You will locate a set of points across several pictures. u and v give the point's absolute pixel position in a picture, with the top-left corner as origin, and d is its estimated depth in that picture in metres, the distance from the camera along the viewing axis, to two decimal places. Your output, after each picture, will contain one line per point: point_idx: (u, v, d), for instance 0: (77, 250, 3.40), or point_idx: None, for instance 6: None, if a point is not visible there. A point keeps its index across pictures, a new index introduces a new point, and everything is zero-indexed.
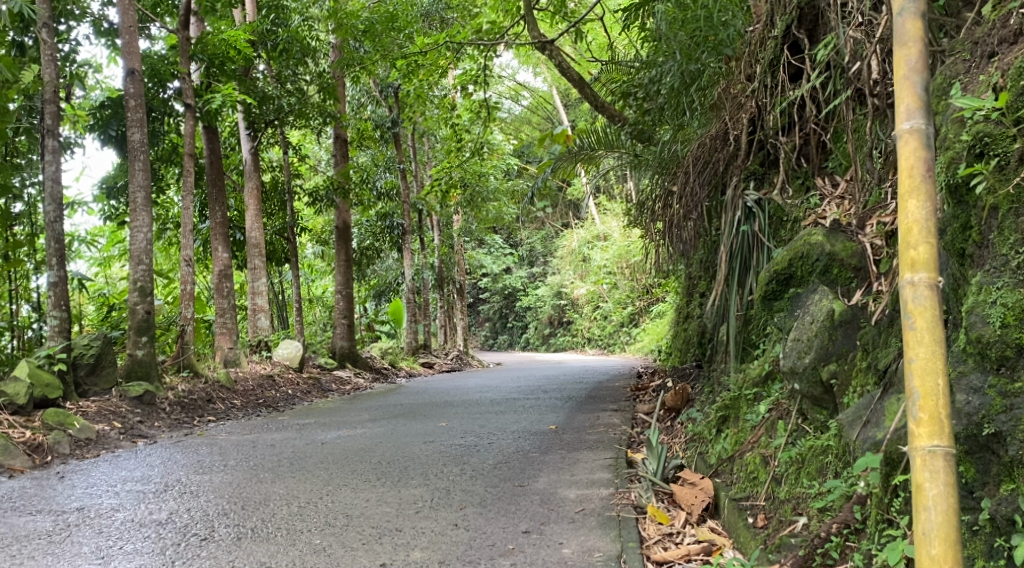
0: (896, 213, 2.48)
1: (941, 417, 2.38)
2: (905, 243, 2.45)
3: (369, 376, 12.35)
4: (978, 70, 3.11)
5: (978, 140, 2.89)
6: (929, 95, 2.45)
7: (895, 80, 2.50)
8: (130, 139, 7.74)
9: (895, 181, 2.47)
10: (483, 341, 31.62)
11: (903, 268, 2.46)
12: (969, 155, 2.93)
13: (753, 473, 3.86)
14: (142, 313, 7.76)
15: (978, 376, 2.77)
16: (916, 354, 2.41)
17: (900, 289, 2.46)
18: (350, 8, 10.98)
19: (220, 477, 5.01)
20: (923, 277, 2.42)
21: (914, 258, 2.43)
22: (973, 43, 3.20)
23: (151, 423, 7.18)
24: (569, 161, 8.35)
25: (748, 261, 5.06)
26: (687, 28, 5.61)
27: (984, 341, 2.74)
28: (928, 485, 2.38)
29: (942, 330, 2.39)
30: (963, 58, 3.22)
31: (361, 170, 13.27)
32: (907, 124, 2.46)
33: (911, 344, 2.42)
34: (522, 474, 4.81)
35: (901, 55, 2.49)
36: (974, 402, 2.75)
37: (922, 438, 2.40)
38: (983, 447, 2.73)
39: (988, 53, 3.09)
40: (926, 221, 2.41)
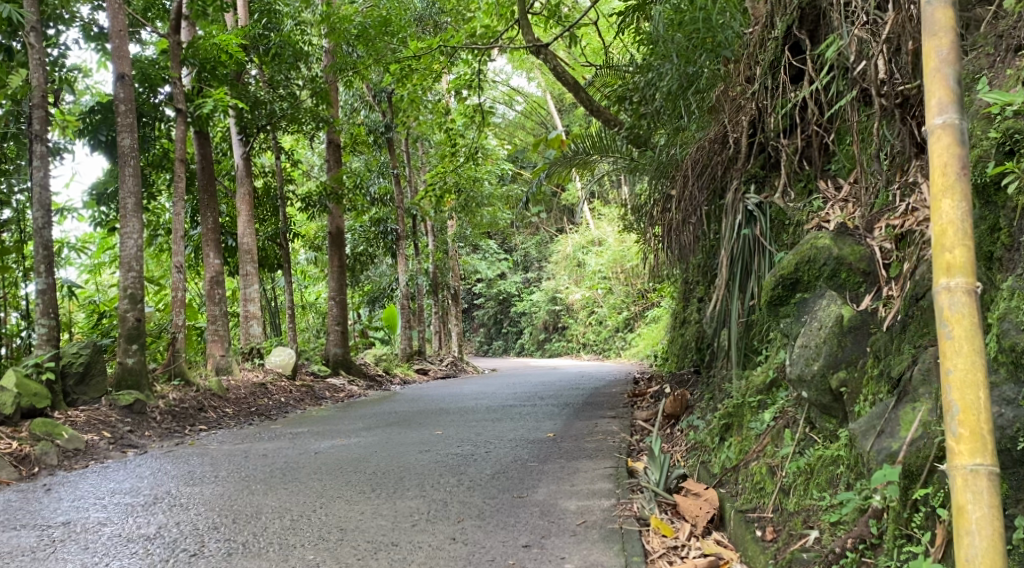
0: (930, 214, 2.45)
1: (982, 433, 2.36)
2: (939, 246, 2.43)
3: (363, 383, 12.22)
4: (1005, 63, 3.13)
5: (1008, 137, 2.93)
6: (962, 89, 2.43)
7: (925, 74, 2.49)
8: (120, 144, 7.62)
9: (928, 180, 2.46)
10: (478, 347, 31.47)
11: (938, 273, 2.44)
12: (998, 153, 2.97)
13: (759, 484, 3.77)
14: (133, 321, 7.63)
15: (1013, 387, 2.69)
16: (953, 365, 2.39)
17: (935, 294, 2.43)
18: (343, 13, 10.88)
19: (211, 489, 4.89)
20: (960, 281, 2.40)
21: (950, 262, 2.40)
22: (997, 37, 3.22)
23: (141, 433, 7.06)
24: (564, 166, 8.24)
25: (750, 266, 4.93)
26: (686, 29, 5.63)
27: (1018, 350, 2.70)
28: (971, 507, 2.36)
29: (980, 338, 2.37)
30: (986, 52, 3.24)
31: (354, 175, 13.16)
32: (940, 119, 2.45)
33: (948, 354, 2.40)
34: (520, 485, 4.70)
35: (931, 47, 2.48)
36: (1008, 415, 2.68)
37: (963, 456, 2.38)
38: (1018, 462, 2.64)
39: (1014, 47, 3.12)
40: (962, 222, 2.39)
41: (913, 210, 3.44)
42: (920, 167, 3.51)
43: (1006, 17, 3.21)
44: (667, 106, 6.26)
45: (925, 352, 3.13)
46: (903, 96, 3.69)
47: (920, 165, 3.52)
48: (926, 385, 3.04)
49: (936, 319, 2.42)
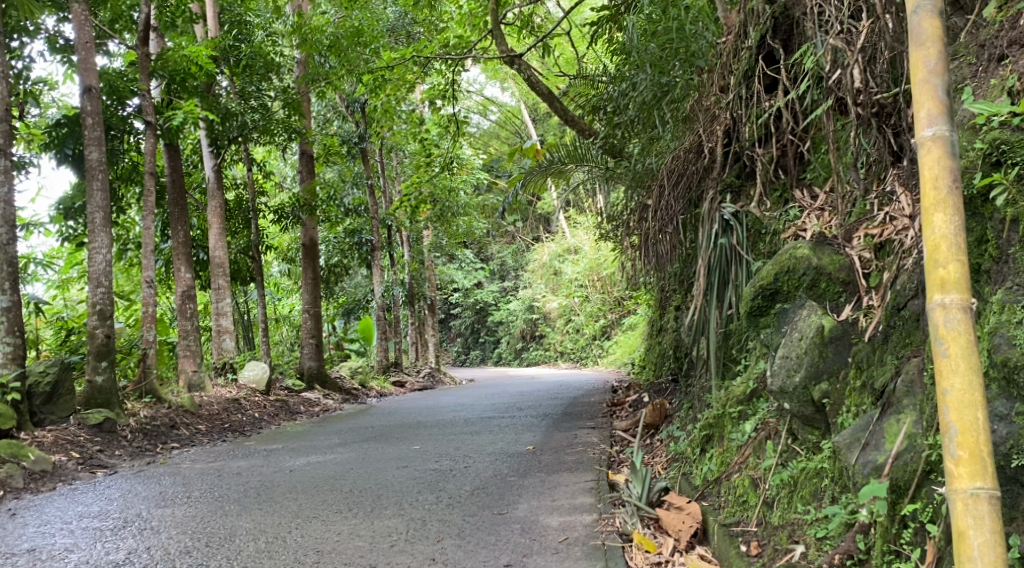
0: (922, 229, 2.45)
1: (982, 455, 2.34)
2: (933, 261, 2.42)
3: (339, 397, 12.09)
4: (988, 73, 3.13)
5: (994, 148, 2.93)
6: (951, 99, 2.43)
7: (913, 85, 2.49)
8: (88, 158, 7.50)
9: (919, 193, 2.45)
10: (455, 358, 31.33)
11: (932, 290, 2.42)
12: (984, 164, 2.97)
13: (742, 496, 3.74)
14: (102, 337, 7.49)
15: (1004, 403, 2.70)
16: (950, 386, 2.38)
17: (930, 312, 2.42)
18: (315, 23, 10.81)
19: (182, 511, 4.78)
20: (955, 298, 2.39)
21: (944, 278, 2.40)
22: (979, 46, 3.22)
23: (111, 452, 6.92)
24: (540, 175, 8.20)
25: (729, 275, 4.79)
26: (659, 40, 5.71)
27: (1010, 364, 2.69)
28: (972, 532, 2.33)
29: (977, 357, 2.36)
30: (968, 62, 3.24)
31: (327, 186, 13.06)
32: (929, 131, 2.44)
33: (945, 374, 2.38)
34: (501, 501, 4.64)
35: (919, 56, 2.48)
36: (1000, 432, 2.68)
37: (963, 480, 2.35)
38: (1011, 480, 2.66)
39: (997, 56, 3.12)
40: (955, 236, 2.39)
41: (891, 219, 3.50)
42: (897, 177, 3.57)
43: (987, 27, 3.23)
44: (641, 116, 6.24)
45: (909, 364, 3.12)
46: (879, 106, 3.68)
47: (897, 174, 3.58)
48: (909, 397, 3.06)
49: (932, 337, 2.41)
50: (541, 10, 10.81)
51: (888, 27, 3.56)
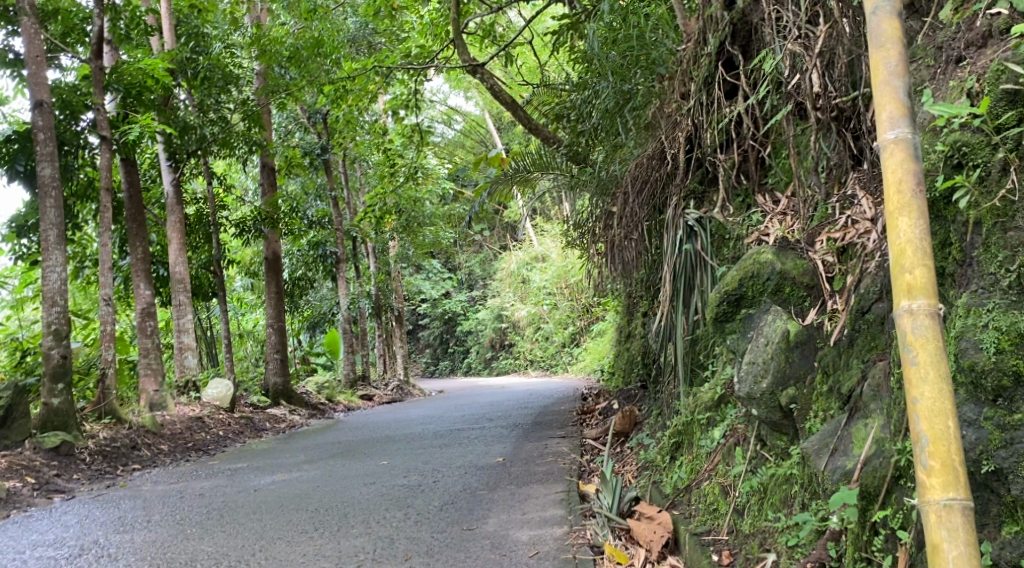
0: (887, 233, 2.43)
1: (953, 464, 2.32)
2: (899, 266, 2.41)
3: (305, 412, 11.93)
4: (946, 75, 3.14)
5: (955, 150, 2.93)
6: (911, 101, 2.43)
7: (874, 87, 2.49)
8: (40, 174, 7.33)
9: (884, 197, 2.44)
10: (425, 368, 31.11)
11: (899, 296, 2.41)
12: (946, 166, 2.96)
13: (713, 505, 3.73)
14: (58, 358, 7.32)
15: (972, 408, 2.70)
16: (920, 394, 2.36)
17: (897, 318, 2.41)
18: (274, 34, 10.73)
19: (142, 537, 4.67)
20: (922, 303, 2.38)
21: (911, 284, 2.38)
22: (937, 48, 3.24)
23: (69, 476, 6.76)
24: (505, 184, 8.15)
25: (692, 281, 4.81)
26: (619, 48, 5.78)
27: (978, 369, 2.68)
28: (946, 544, 2.31)
29: (946, 364, 2.35)
30: (927, 64, 3.25)
31: (290, 199, 12.90)
32: (891, 134, 2.44)
33: (914, 383, 2.37)
34: (471, 515, 4.58)
35: (879, 58, 2.48)
36: (970, 437, 2.69)
37: (935, 491, 2.33)
38: (982, 486, 2.67)
39: (955, 58, 3.13)
40: (920, 240, 2.38)
41: (853, 223, 3.49)
42: (857, 180, 3.58)
43: (944, 28, 3.24)
44: (604, 123, 6.21)
45: (875, 368, 3.12)
46: (838, 110, 3.69)
47: (857, 178, 3.59)
48: (876, 401, 3.05)
49: (900, 344, 2.40)
50: (503, 19, 10.82)
51: (845, 31, 3.58)
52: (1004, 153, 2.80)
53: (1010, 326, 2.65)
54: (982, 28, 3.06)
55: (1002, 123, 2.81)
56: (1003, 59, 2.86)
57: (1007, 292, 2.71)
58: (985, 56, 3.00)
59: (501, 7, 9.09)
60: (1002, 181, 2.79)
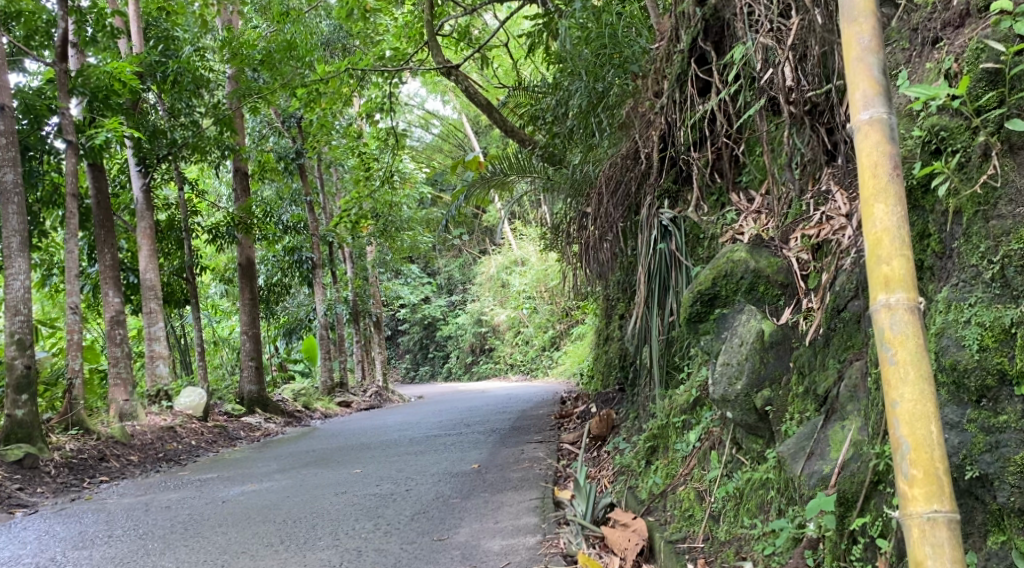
0: (863, 222, 2.34)
1: (936, 473, 2.22)
2: (876, 258, 2.31)
3: (281, 420, 11.73)
4: (923, 57, 3.08)
5: (934, 135, 2.85)
6: (886, 78, 2.34)
7: (847, 64, 2.40)
8: (2, 180, 7.14)
9: (859, 181, 2.34)
10: (404, 374, 30.83)
11: (877, 290, 2.31)
12: (924, 153, 2.89)
13: (688, 511, 3.62)
14: (21, 368, 7.13)
15: (955, 410, 2.62)
16: (900, 397, 2.26)
17: (875, 314, 2.31)
18: (246, 38, 10.55)
19: (101, 553, 4.54)
20: (900, 296, 2.28)
21: (889, 276, 2.28)
22: (912, 30, 3.17)
23: (32, 490, 6.58)
24: (482, 187, 8.04)
25: (667, 281, 4.69)
26: (593, 46, 5.67)
27: (960, 368, 2.60)
28: (930, 561, 2.21)
29: (926, 363, 2.25)
30: (902, 47, 3.19)
31: (263, 204, 12.71)
32: (865, 114, 2.35)
33: (894, 384, 2.27)
34: (441, 525, 4.45)
35: (852, 33, 2.39)
36: (953, 441, 2.60)
37: (919, 502, 2.23)
38: (967, 493, 2.58)
39: (931, 39, 3.06)
40: (898, 228, 2.28)
41: (829, 218, 3.40)
42: (832, 175, 3.49)
43: (919, 9, 3.16)
44: (579, 124, 6.10)
45: (851, 368, 3.04)
46: (812, 103, 3.60)
47: (831, 174, 3.51)
48: (853, 403, 2.97)
49: (878, 342, 2.30)
50: (479, 21, 10.70)
51: (817, 21, 3.48)
52: (985, 136, 2.70)
53: (994, 322, 2.56)
54: (959, 8, 2.99)
55: (983, 104, 2.72)
56: (982, 37, 2.78)
57: (989, 285, 2.61)
58: (962, 35, 2.93)
59: (476, 8, 8.97)
60: (981, 169, 2.70)
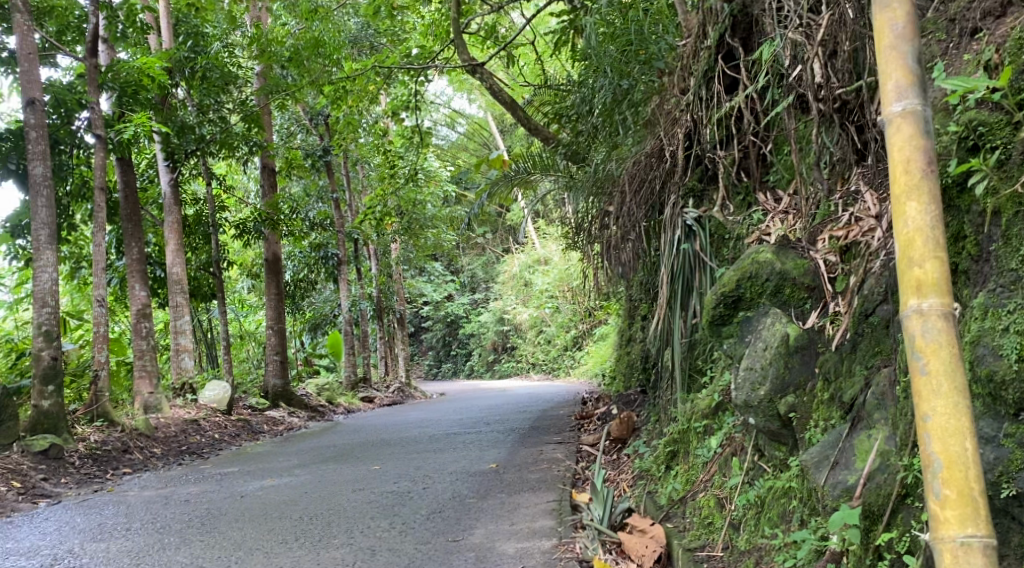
0: (894, 221, 2.24)
1: (971, 494, 2.12)
2: (908, 259, 2.21)
3: (304, 415, 11.73)
4: (960, 49, 2.99)
5: (971, 130, 2.75)
6: (921, 68, 2.24)
7: (878, 52, 2.30)
8: (32, 173, 7.16)
9: (890, 178, 2.25)
10: (428, 371, 30.85)
11: (908, 294, 2.22)
12: (960, 149, 2.79)
13: (708, 518, 3.54)
14: (48, 360, 7.17)
15: (991, 423, 2.51)
16: (932, 410, 2.16)
17: (906, 320, 2.21)
18: (274, 34, 10.54)
19: (118, 545, 4.53)
20: (933, 302, 2.18)
21: (921, 279, 2.19)
22: (949, 21, 3.09)
23: (56, 480, 6.59)
24: (505, 186, 7.97)
25: (691, 283, 4.57)
26: (618, 42, 5.58)
27: (997, 380, 2.49)
28: None
29: (959, 373, 2.15)
30: (938, 38, 3.10)
31: (289, 200, 12.72)
32: (898, 106, 2.25)
33: (926, 397, 2.17)
34: (457, 526, 4.39)
35: (885, 19, 2.29)
36: (988, 457, 2.49)
37: (952, 526, 2.13)
38: (1002, 512, 2.47)
39: (970, 30, 2.98)
40: (931, 228, 2.18)
41: (858, 220, 3.30)
42: (862, 175, 3.40)
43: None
44: (604, 121, 6.01)
45: (879, 375, 2.93)
46: (841, 101, 3.51)
47: (861, 173, 3.41)
48: (880, 411, 2.87)
49: (909, 350, 2.20)
50: (505, 19, 10.59)
51: (849, 16, 3.38)
52: None
53: None
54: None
55: None
56: None
57: None
58: (1004, 25, 2.85)
59: (502, 5, 8.86)
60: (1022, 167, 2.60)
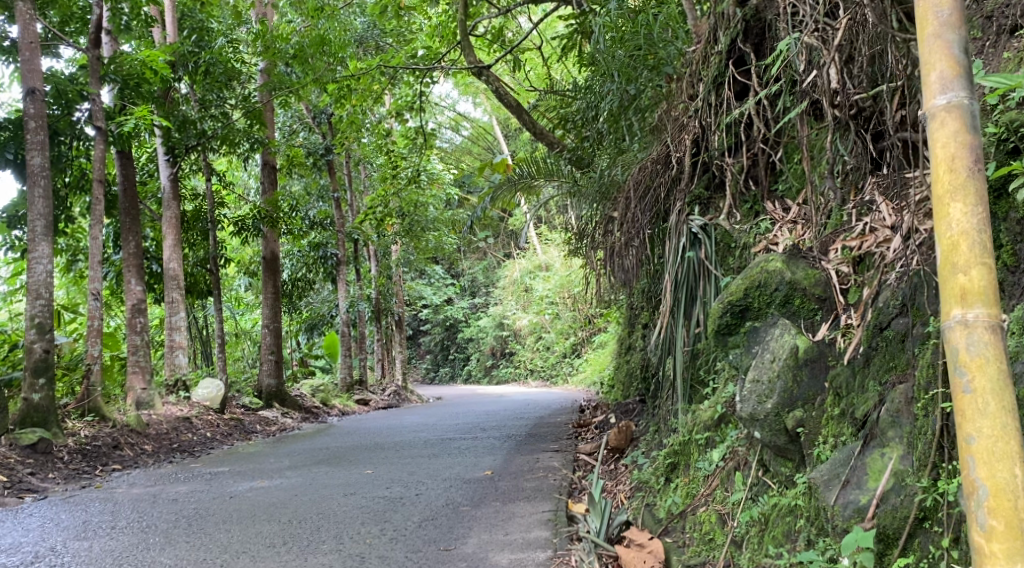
0: (935, 223, 2.13)
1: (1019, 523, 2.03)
2: (951, 266, 2.10)
3: (298, 416, 11.58)
4: (998, 46, 2.97)
5: (1011, 131, 2.76)
6: (968, 58, 2.13)
7: (921, 41, 2.19)
8: (30, 163, 7.06)
9: (932, 177, 2.13)
10: (425, 374, 30.72)
11: (951, 303, 2.11)
12: (999, 152, 2.78)
13: (708, 534, 3.43)
14: (40, 352, 7.06)
15: None
16: (977, 432, 2.07)
17: (948, 332, 2.11)
18: (280, 31, 10.41)
19: (102, 544, 4.42)
20: (979, 312, 2.08)
21: (966, 287, 2.08)
22: (986, 18, 3.06)
23: (44, 475, 6.47)
24: (508, 190, 7.85)
25: (695, 292, 4.47)
26: (626, 45, 5.44)
27: None
28: None
29: (1007, 390, 2.05)
30: (974, 35, 3.07)
31: (290, 198, 12.58)
32: (942, 99, 2.14)
33: (970, 418, 2.07)
34: (449, 534, 4.28)
35: (929, 6, 2.17)
36: None
37: (997, 559, 2.04)
38: None
39: (1010, 27, 2.95)
40: (978, 232, 2.07)
41: (871, 230, 3.26)
42: (876, 185, 3.35)
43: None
44: (609, 127, 5.89)
45: (894, 392, 2.83)
46: (858, 108, 3.42)
47: (876, 182, 3.36)
48: (895, 429, 2.78)
49: (952, 365, 2.10)
50: (512, 24, 10.48)
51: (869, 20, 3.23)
52: None
53: None
54: None
55: None
56: None
57: None
58: None
59: (510, 7, 8.72)
60: None
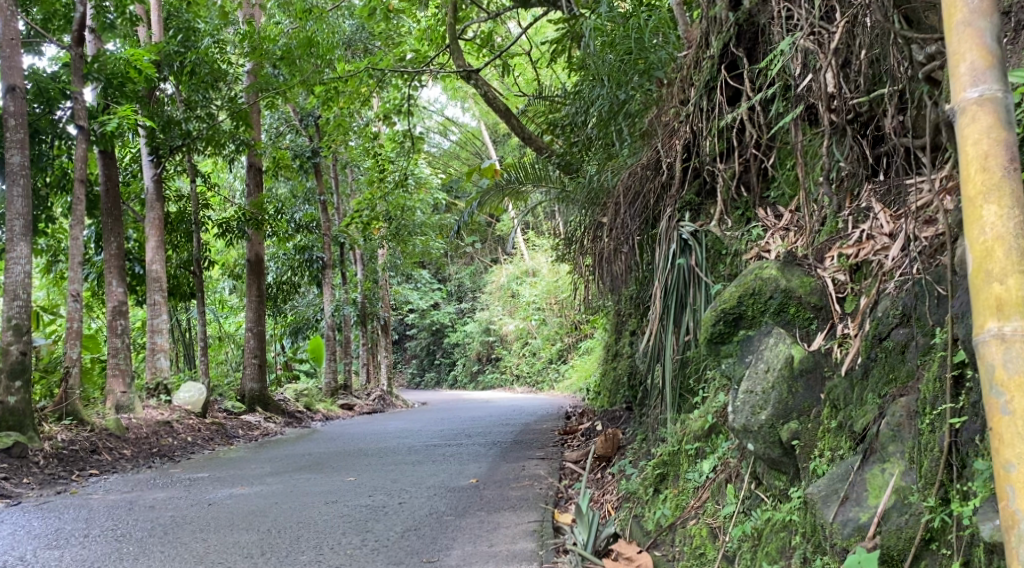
0: (969, 227, 2.12)
1: None
2: (986, 273, 2.09)
3: (281, 420, 11.43)
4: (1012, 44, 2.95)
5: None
6: (1000, 49, 2.12)
7: (950, 33, 2.18)
8: (9, 161, 6.90)
9: (965, 177, 2.13)
10: (410, 380, 30.57)
11: (986, 312, 2.10)
12: None
13: (699, 548, 3.33)
14: (16, 355, 6.91)
15: None
16: (1014, 452, 2.06)
17: (984, 344, 2.10)
18: (266, 32, 10.29)
19: (74, 553, 4.29)
20: (1016, 324, 2.07)
21: (1002, 296, 2.07)
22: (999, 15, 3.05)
23: (18, 480, 6.31)
24: (496, 195, 7.75)
25: (684, 299, 4.38)
26: (617, 49, 5.35)
27: None
28: None
29: None
30: None
31: (275, 200, 12.44)
32: (975, 92, 2.13)
33: (1008, 438, 2.07)
34: (432, 545, 4.17)
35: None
36: None
37: None
38: None
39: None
40: (1013, 236, 2.06)
41: (869, 237, 3.18)
42: (873, 192, 3.31)
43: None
44: (599, 133, 5.79)
45: (895, 404, 2.75)
46: (854, 113, 3.37)
47: (872, 190, 3.31)
48: (895, 443, 2.70)
49: (988, 381, 2.10)
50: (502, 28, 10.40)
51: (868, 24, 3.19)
52: None
53: None
54: None
55: None
56: None
57: None
58: None
59: (500, 11, 8.61)
60: None
